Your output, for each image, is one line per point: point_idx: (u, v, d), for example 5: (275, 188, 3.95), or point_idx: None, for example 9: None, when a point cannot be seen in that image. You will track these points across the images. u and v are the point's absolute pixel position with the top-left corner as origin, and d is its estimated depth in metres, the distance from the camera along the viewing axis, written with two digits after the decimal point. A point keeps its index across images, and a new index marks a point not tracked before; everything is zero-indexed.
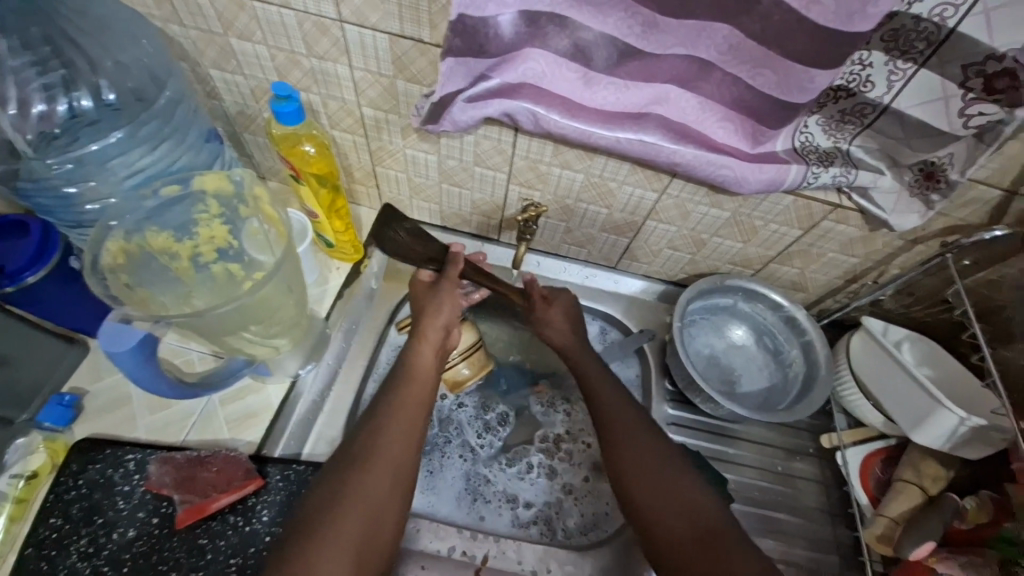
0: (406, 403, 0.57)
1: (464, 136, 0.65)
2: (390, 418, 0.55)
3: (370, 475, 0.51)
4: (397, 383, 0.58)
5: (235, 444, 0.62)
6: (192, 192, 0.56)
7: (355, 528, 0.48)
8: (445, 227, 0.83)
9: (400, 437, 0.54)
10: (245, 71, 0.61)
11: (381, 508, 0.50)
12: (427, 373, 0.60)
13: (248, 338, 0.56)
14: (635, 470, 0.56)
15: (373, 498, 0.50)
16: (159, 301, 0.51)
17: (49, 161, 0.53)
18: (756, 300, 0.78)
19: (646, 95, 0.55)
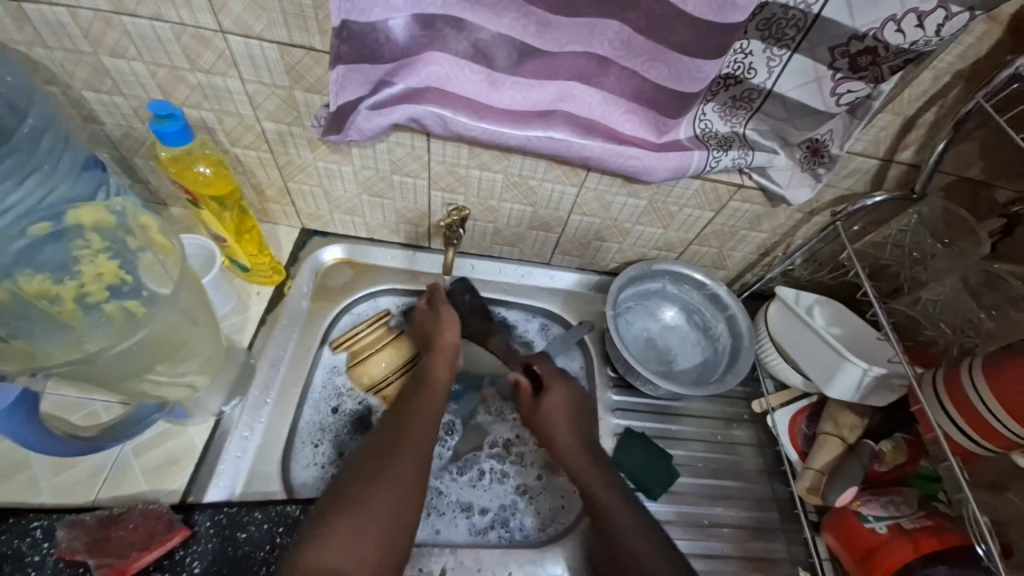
0: (425, 407, 0.62)
1: (376, 144, 0.63)
2: (413, 420, 0.60)
3: (395, 469, 0.55)
4: (415, 391, 0.63)
5: (156, 496, 0.57)
6: (68, 228, 0.51)
7: (378, 519, 0.52)
8: (373, 240, 0.80)
9: (422, 438, 0.59)
10: (124, 91, 0.57)
11: (405, 502, 0.54)
12: (443, 384, 0.65)
13: (156, 380, 0.53)
14: (585, 466, 0.64)
15: (396, 492, 0.54)
16: (43, 352, 0.46)
17: None
18: (682, 282, 0.82)
19: (551, 92, 0.57)
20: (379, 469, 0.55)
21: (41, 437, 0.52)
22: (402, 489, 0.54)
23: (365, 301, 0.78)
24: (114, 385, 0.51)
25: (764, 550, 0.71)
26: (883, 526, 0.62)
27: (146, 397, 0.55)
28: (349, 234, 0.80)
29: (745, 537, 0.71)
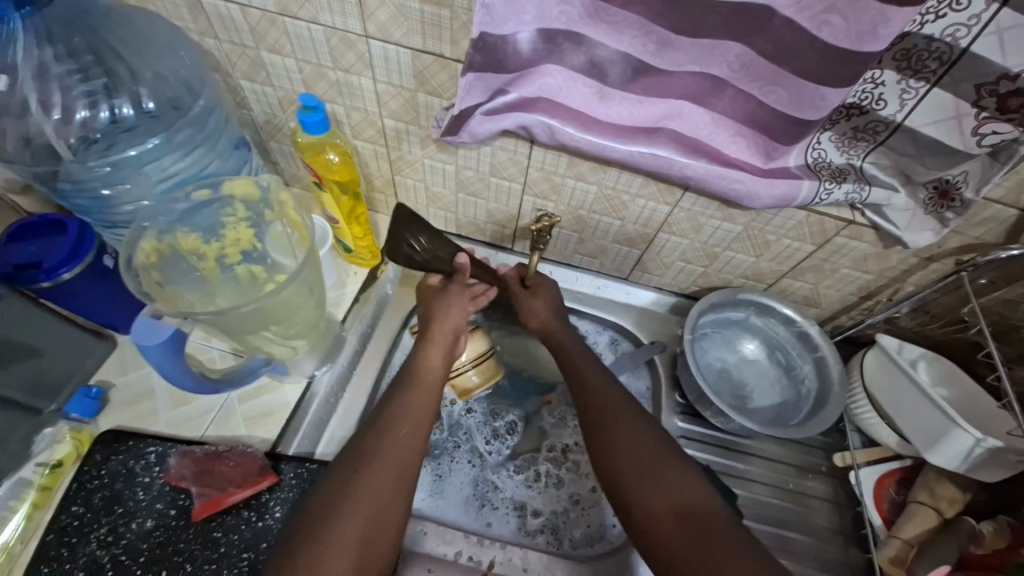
0: (411, 403, 0.57)
1: (481, 147, 0.67)
2: (393, 422, 0.55)
3: (375, 474, 0.51)
4: (404, 388, 0.59)
5: (251, 440, 0.64)
6: (222, 197, 0.58)
7: (355, 531, 0.48)
8: (461, 236, 0.85)
9: (408, 441, 0.54)
10: (273, 82, 0.64)
11: (384, 511, 0.50)
12: (434, 380, 0.61)
13: (269, 338, 0.59)
14: (615, 453, 0.54)
15: (377, 499, 0.50)
16: (186, 299, 0.55)
17: (90, 164, 0.56)
18: (768, 315, 0.78)
19: (660, 110, 0.57)
20: (355, 477, 0.50)
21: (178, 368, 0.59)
22: (380, 496, 0.50)
23: None
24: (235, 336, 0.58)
25: None
26: None
27: (260, 351, 0.61)
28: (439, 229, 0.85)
29: None
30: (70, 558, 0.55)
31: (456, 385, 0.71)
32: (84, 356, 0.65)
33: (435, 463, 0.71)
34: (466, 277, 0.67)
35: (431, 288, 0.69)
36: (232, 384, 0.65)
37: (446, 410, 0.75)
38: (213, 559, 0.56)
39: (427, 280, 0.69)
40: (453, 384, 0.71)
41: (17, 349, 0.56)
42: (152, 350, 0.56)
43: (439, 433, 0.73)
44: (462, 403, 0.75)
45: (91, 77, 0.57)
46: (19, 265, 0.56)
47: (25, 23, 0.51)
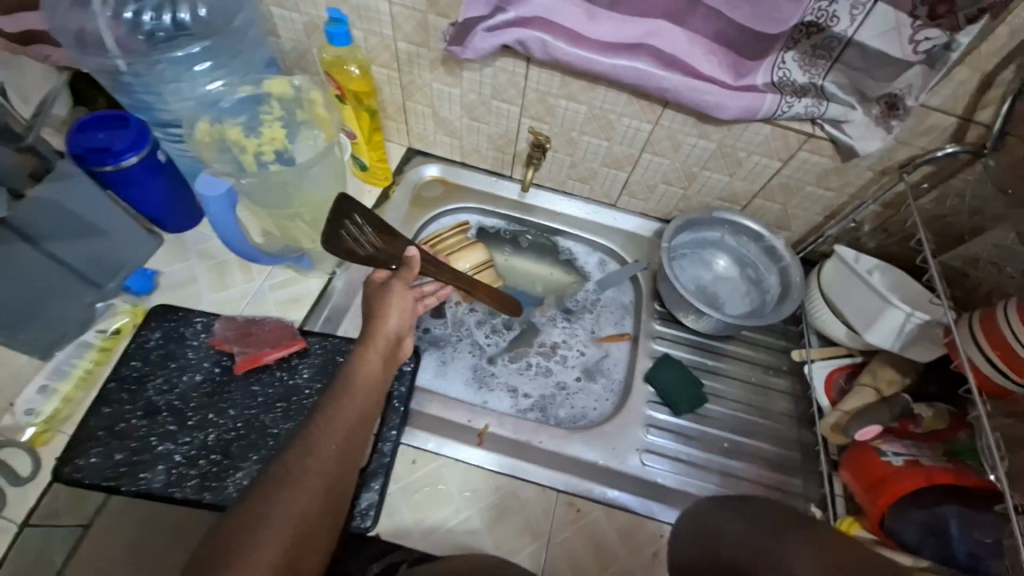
0: (345, 410, 0.53)
1: (484, 68, 0.75)
2: (324, 431, 0.51)
3: (301, 484, 0.47)
4: (338, 391, 0.55)
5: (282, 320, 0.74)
6: (261, 94, 0.71)
7: (274, 547, 0.43)
8: (465, 164, 0.94)
9: (341, 448, 0.51)
10: (300, 8, 0.72)
11: (312, 519, 0.46)
12: (373, 384, 0.57)
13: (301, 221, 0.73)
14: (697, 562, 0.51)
15: (302, 509, 0.46)
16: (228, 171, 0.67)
17: (152, 60, 0.67)
18: (740, 234, 0.86)
19: (640, 28, 0.65)
20: (289, 483, 0.46)
21: (236, 234, 0.69)
22: (308, 507, 0.46)
23: (449, 214, 0.93)
24: (273, 214, 0.71)
25: (785, 481, 0.74)
26: (899, 459, 0.63)
27: (291, 237, 0.74)
28: (445, 157, 0.94)
29: (767, 466, 0.75)
30: (131, 401, 0.64)
31: None
32: (141, 250, 0.73)
33: (438, 354, 0.81)
34: (411, 271, 0.66)
35: (374, 284, 0.66)
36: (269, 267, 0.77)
37: (451, 309, 0.85)
38: (253, 405, 0.66)
39: (372, 275, 0.67)
40: None
41: (87, 226, 0.64)
42: (214, 203, 0.65)
43: (443, 327, 0.83)
44: (464, 305, 0.85)
45: None
46: (90, 147, 0.64)
47: None
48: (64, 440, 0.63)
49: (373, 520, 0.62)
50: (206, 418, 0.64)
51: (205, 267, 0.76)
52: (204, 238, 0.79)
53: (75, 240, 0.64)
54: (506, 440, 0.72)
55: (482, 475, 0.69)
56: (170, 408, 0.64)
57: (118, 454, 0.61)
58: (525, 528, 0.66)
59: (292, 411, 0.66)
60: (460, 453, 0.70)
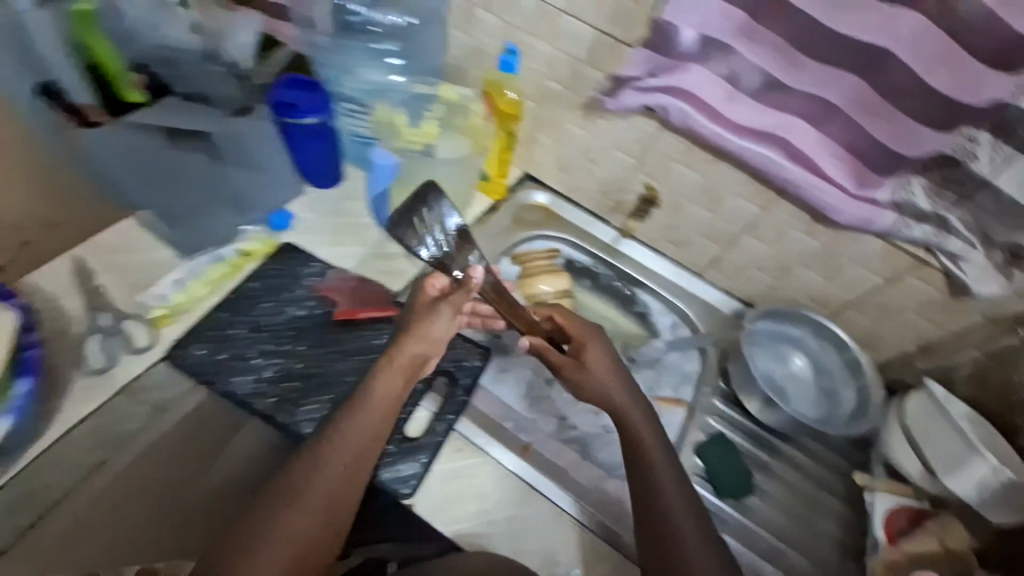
0: (355, 434, 0.59)
1: (619, 121, 0.82)
2: (331, 456, 0.57)
3: (302, 506, 0.55)
4: (354, 411, 0.60)
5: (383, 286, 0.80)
6: (431, 95, 0.85)
7: (274, 561, 0.52)
8: (569, 199, 1.00)
9: (346, 472, 0.57)
10: (473, 33, 0.83)
11: (309, 538, 0.54)
12: (390, 404, 0.61)
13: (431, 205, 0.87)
14: None
15: (300, 528, 0.54)
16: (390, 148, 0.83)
17: (350, 46, 0.82)
18: (824, 338, 0.86)
19: (775, 120, 0.69)
20: (292, 507, 0.54)
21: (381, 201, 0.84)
22: (307, 529, 0.54)
23: (544, 239, 0.98)
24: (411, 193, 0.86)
25: None
26: None
27: None
28: (552, 187, 1.00)
29: None
30: (244, 314, 0.73)
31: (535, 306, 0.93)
32: (288, 197, 0.83)
33: (507, 360, 0.82)
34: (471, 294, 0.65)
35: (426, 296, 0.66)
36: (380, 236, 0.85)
37: None
38: (337, 351, 0.72)
39: (430, 283, 0.67)
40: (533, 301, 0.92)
41: (253, 162, 0.75)
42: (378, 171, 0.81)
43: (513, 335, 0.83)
44: None
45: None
46: (284, 101, 0.77)
47: None
48: (179, 329, 0.71)
49: (412, 488, 0.67)
50: (297, 349, 0.71)
51: (330, 224, 0.84)
52: (334, 201, 0.86)
53: (244, 169, 0.75)
54: (545, 462, 0.74)
55: (515, 487, 0.70)
56: (270, 330, 0.72)
57: (219, 353, 0.69)
58: (541, 551, 0.67)
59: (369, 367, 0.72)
60: (504, 460, 0.72)
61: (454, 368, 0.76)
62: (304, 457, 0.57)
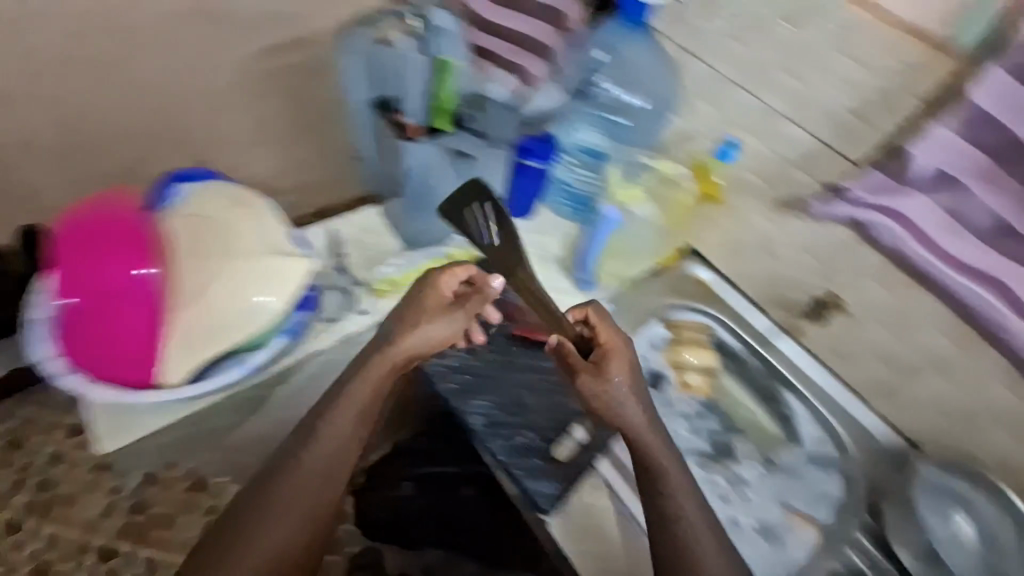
0: (341, 422, 0.76)
1: (815, 226, 0.85)
2: (320, 443, 0.75)
3: (305, 484, 0.74)
4: (344, 400, 0.76)
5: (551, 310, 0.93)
6: (650, 166, 0.94)
7: (288, 524, 0.73)
8: (734, 283, 1.02)
9: (330, 455, 0.75)
10: (694, 122, 0.92)
11: (314, 506, 0.75)
12: (374, 399, 0.76)
13: (620, 257, 0.98)
14: None
15: (300, 497, 0.74)
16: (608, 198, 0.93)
17: (587, 109, 0.96)
18: (1004, 509, 0.77)
19: (1001, 266, 0.67)
20: (291, 482, 0.74)
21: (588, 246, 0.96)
22: (310, 502, 0.75)
23: (705, 313, 1.00)
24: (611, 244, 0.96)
25: None
26: None
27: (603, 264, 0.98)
28: (716, 263, 1.03)
29: None
30: None
31: (680, 374, 0.96)
32: (492, 218, 1.01)
33: None
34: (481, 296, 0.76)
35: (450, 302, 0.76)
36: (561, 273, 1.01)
37: (663, 392, 0.95)
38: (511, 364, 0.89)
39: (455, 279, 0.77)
40: (678, 370, 0.97)
41: (483, 185, 0.98)
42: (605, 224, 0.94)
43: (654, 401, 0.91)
44: (678, 393, 0.95)
45: (611, 69, 0.93)
46: (518, 145, 0.96)
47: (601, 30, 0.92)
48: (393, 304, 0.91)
49: (552, 508, 0.78)
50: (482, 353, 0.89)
51: None
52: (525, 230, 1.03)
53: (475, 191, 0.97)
54: None
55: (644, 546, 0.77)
56: None
57: None
58: None
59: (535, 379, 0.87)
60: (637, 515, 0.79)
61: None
62: (283, 477, 0.74)
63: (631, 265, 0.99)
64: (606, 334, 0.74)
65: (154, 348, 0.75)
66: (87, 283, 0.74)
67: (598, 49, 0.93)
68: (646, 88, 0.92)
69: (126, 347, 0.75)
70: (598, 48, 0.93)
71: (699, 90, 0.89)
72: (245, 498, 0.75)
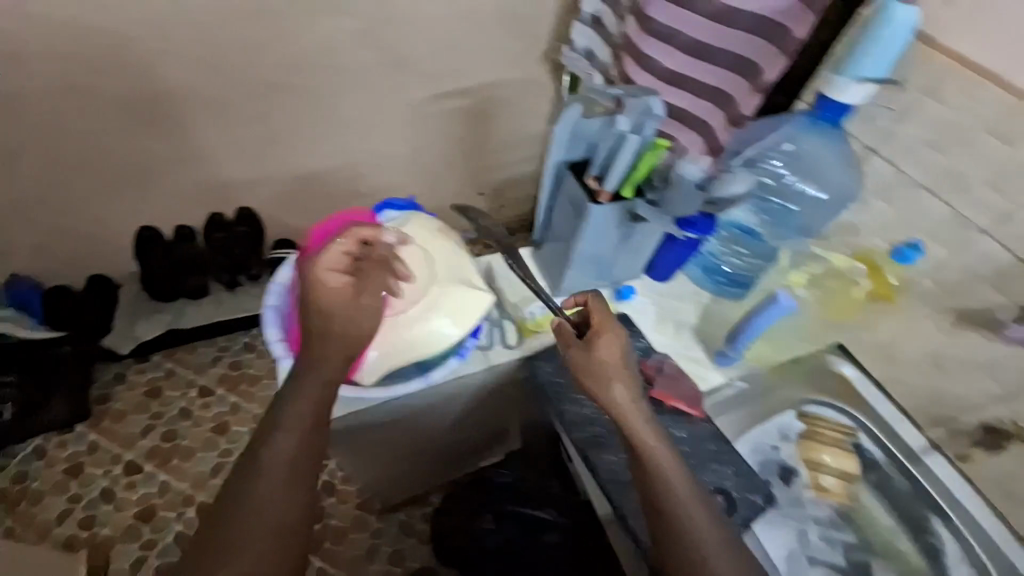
0: (296, 407, 0.82)
1: (995, 345, 0.88)
2: (282, 430, 0.81)
3: (271, 473, 0.80)
4: (291, 386, 0.82)
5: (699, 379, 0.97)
6: (823, 260, 1.01)
7: (267, 515, 0.78)
8: (880, 385, 1.00)
9: (295, 440, 0.81)
10: (867, 230, 0.99)
11: (280, 496, 0.79)
12: (312, 389, 0.82)
13: (779, 344, 0.99)
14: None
15: (270, 485, 0.79)
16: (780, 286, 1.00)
17: (768, 197, 1.02)
18: None
19: None
20: (259, 473, 0.79)
21: (749, 330, 0.91)
22: (275, 490, 0.79)
23: (849, 416, 0.99)
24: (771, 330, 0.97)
25: None
26: None
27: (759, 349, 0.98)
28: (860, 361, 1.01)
29: None
30: None
31: (813, 474, 0.96)
32: (632, 275, 1.05)
33: (777, 510, 0.91)
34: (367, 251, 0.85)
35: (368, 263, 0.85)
36: (695, 342, 1.00)
37: (795, 489, 0.95)
38: None
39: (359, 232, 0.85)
40: (812, 469, 0.96)
41: (637, 247, 0.98)
42: (774, 308, 0.89)
43: (790, 502, 0.93)
44: (811, 494, 0.94)
45: (799, 164, 1.00)
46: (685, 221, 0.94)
47: (802, 121, 0.96)
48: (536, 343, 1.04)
49: None
50: None
51: (657, 313, 1.04)
52: (663, 291, 1.06)
53: (629, 252, 0.98)
54: None
55: None
56: None
57: (564, 377, 0.97)
58: None
59: None
60: None
61: (739, 498, 0.84)
62: (246, 479, 0.79)
63: (781, 352, 0.99)
64: (597, 315, 0.83)
65: (357, 348, 0.91)
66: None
67: (795, 141, 0.98)
68: (822, 181, 0.99)
69: (344, 345, 0.90)
70: (793, 140, 0.98)
71: (883, 192, 0.95)
72: (228, 491, 0.80)
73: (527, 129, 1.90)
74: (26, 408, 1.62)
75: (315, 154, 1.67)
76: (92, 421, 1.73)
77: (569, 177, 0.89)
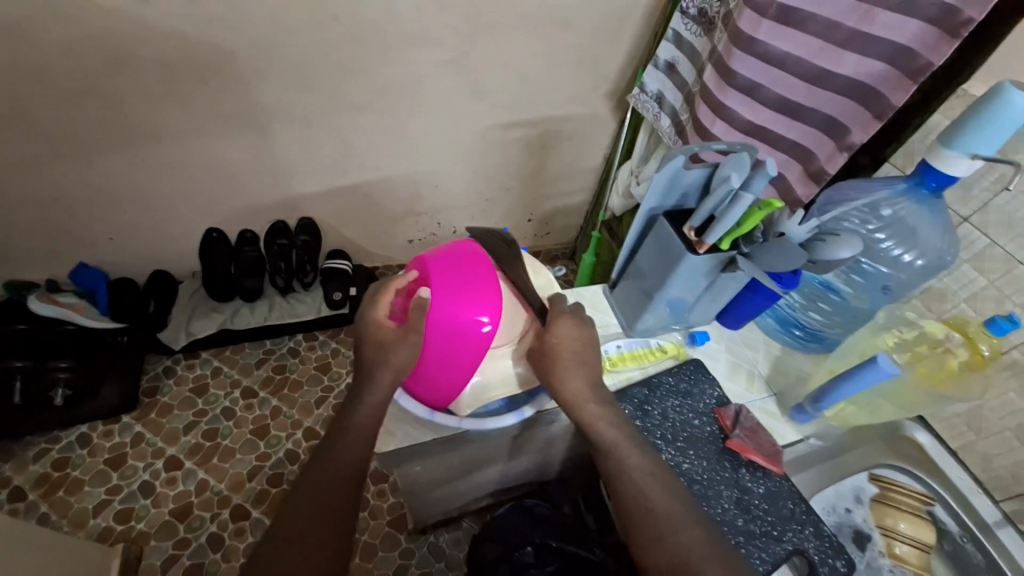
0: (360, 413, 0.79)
1: None
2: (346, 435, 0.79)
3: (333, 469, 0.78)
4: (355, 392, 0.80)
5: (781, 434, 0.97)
6: (922, 326, 0.92)
7: (322, 516, 0.75)
8: (954, 453, 0.99)
9: (354, 443, 0.79)
10: (955, 295, 0.98)
11: (335, 498, 0.76)
12: (376, 403, 0.80)
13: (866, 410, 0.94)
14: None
15: (329, 484, 0.77)
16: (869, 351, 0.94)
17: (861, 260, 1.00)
18: None
19: None
20: (322, 476, 0.77)
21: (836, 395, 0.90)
22: (334, 490, 0.77)
23: (923, 482, 0.99)
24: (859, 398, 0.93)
25: None
26: None
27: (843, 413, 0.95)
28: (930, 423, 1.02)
29: None
30: (657, 398, 0.95)
31: (887, 540, 0.95)
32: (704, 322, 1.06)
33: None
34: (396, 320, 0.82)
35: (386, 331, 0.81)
36: (770, 395, 1.01)
37: (874, 558, 0.94)
38: (720, 474, 0.88)
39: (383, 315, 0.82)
40: (887, 535, 0.95)
41: (716, 297, 1.00)
42: (873, 372, 0.84)
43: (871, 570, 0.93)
44: (888, 562, 0.94)
45: (897, 227, 0.97)
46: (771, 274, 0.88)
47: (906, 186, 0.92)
48: None
49: None
50: (690, 451, 0.90)
51: (729, 362, 1.04)
52: (734, 341, 1.07)
53: (709, 300, 1.00)
54: None
55: None
56: (674, 423, 0.92)
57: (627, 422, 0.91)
58: None
59: (743, 505, 0.86)
60: None
61: (821, 563, 0.82)
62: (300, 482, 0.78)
63: (869, 416, 0.94)
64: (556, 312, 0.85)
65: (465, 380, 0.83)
66: (438, 326, 0.80)
67: (897, 202, 0.95)
68: (917, 247, 0.96)
69: (446, 380, 0.83)
70: (892, 202, 0.96)
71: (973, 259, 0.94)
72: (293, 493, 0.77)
73: (584, 162, 1.95)
74: (78, 395, 1.63)
75: (383, 170, 1.74)
76: (139, 412, 1.75)
77: (662, 222, 0.92)
